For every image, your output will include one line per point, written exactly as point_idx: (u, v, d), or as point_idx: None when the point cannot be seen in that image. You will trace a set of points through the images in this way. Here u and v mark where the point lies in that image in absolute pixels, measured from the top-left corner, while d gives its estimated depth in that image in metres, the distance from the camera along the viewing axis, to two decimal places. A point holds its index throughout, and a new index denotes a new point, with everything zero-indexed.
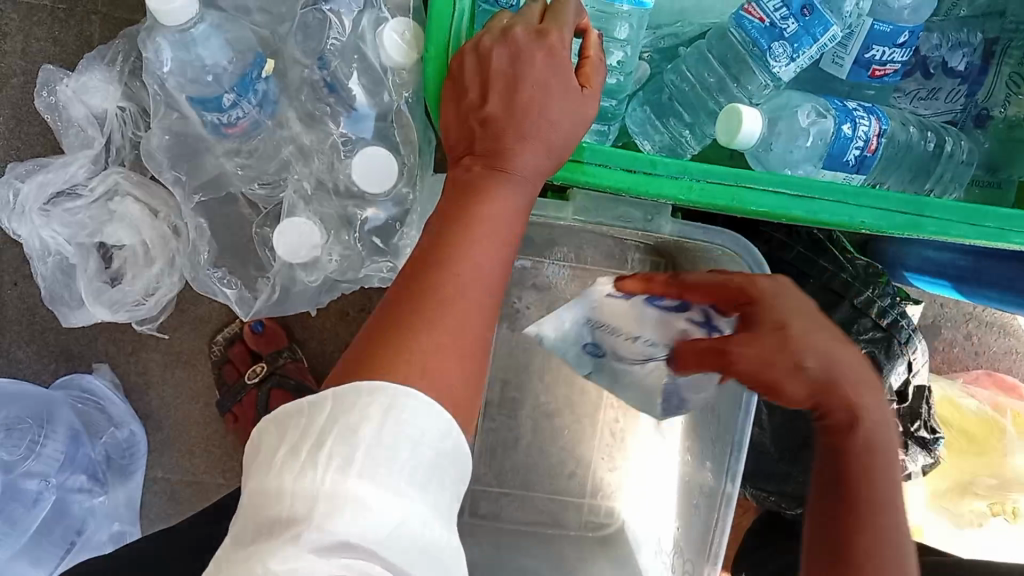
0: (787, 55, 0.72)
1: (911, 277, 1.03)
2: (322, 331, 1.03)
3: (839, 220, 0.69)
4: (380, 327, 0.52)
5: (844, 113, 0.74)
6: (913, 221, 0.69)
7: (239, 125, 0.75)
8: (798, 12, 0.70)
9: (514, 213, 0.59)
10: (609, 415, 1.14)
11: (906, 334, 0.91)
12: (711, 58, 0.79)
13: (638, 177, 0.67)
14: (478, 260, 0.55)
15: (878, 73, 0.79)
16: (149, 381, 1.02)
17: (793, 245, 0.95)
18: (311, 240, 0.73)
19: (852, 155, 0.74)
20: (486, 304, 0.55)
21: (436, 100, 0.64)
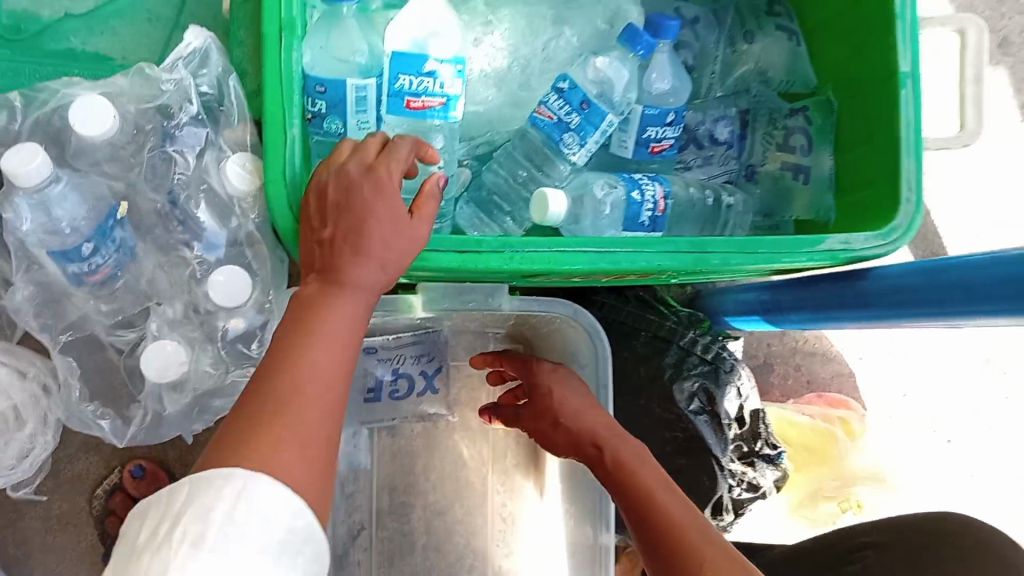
0: (577, 143, 0.89)
1: (731, 320, 1.19)
2: (194, 467, 1.12)
3: (638, 267, 0.81)
4: (234, 433, 0.60)
5: (631, 182, 0.89)
6: (699, 258, 0.82)
7: (99, 271, 0.92)
8: (578, 106, 0.87)
9: (353, 321, 0.67)
10: (496, 500, 1.19)
11: (729, 364, 1.13)
12: (518, 158, 0.96)
13: (466, 255, 0.77)
14: (321, 362, 0.64)
15: (657, 149, 0.95)
16: (30, 550, 1.11)
17: (624, 306, 1.18)
18: (176, 358, 0.94)
19: (644, 216, 0.88)
20: (328, 400, 0.63)
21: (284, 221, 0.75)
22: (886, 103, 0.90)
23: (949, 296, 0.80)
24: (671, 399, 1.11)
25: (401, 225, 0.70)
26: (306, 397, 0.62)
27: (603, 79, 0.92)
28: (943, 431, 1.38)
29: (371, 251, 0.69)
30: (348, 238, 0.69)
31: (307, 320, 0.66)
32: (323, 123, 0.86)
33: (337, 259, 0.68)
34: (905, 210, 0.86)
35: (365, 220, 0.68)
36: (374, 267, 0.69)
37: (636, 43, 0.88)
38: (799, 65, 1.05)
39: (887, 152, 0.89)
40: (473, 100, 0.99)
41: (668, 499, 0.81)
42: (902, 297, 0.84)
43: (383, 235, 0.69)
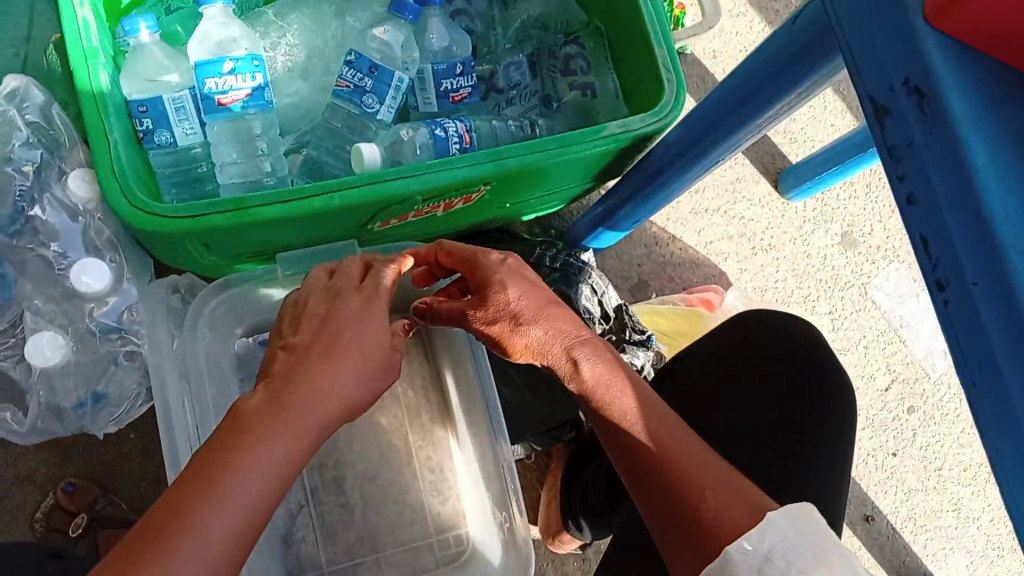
0: (377, 102, 0.99)
1: (591, 242, 1.26)
2: (131, 474, 1.06)
3: (450, 181, 0.94)
4: (195, 483, 0.58)
5: (432, 124, 1.01)
6: (497, 161, 0.95)
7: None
8: (368, 71, 0.98)
9: (327, 418, 0.66)
10: (422, 453, 1.20)
11: (576, 268, 1.12)
12: (336, 128, 1.04)
13: (293, 203, 0.89)
14: (263, 458, 0.61)
15: (457, 97, 1.06)
16: None
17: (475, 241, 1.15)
18: (55, 342, 0.83)
19: (454, 149, 1.00)
20: (259, 506, 0.59)
21: (131, 213, 0.84)
22: (631, 13, 1.05)
23: (698, 134, 0.90)
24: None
25: (376, 359, 0.71)
26: (240, 501, 0.58)
27: (383, 44, 1.02)
28: (812, 301, 1.45)
29: (361, 350, 0.70)
30: (333, 337, 0.70)
31: (278, 400, 0.64)
32: (155, 139, 0.95)
33: (326, 356, 0.68)
34: (669, 90, 0.99)
35: (353, 327, 0.71)
36: (355, 375, 0.69)
37: (405, 8, 0.98)
38: (568, 4, 1.16)
39: (642, 49, 1.04)
40: (287, 91, 1.05)
41: (679, 440, 0.70)
42: (675, 156, 0.97)
43: (367, 337, 0.71)
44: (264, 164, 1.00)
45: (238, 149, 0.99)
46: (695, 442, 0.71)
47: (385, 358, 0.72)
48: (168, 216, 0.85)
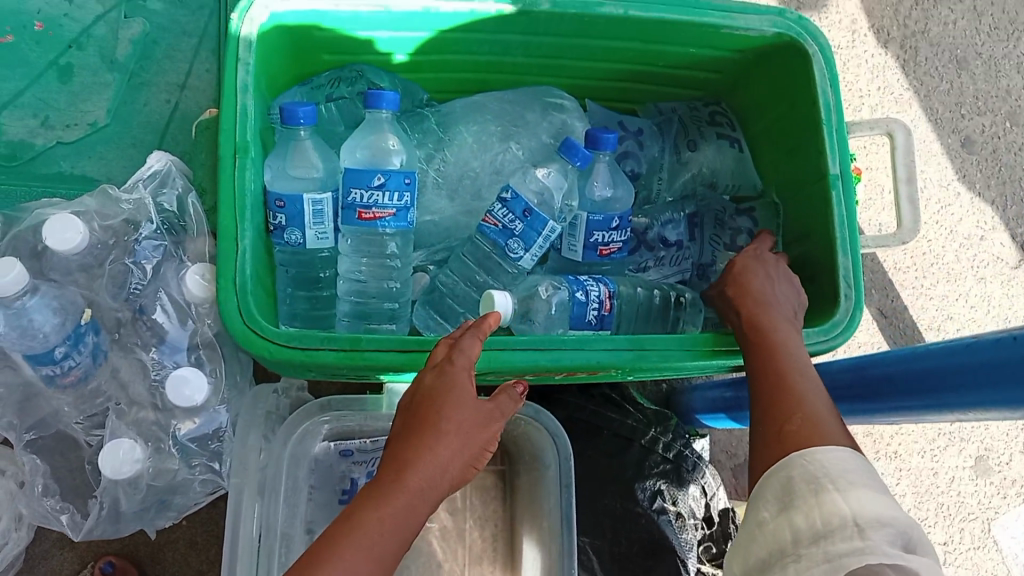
0: (522, 248, 0.89)
1: (703, 418, 1.15)
2: (174, 563, 1.02)
3: (581, 363, 0.85)
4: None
5: (576, 283, 0.90)
6: (638, 353, 0.86)
7: (72, 373, 0.79)
8: (521, 215, 0.88)
9: (424, 500, 0.63)
10: None
11: (692, 462, 1.02)
12: (467, 259, 0.97)
13: (410, 354, 0.81)
14: (384, 512, 0.61)
15: (606, 251, 0.95)
16: None
17: (585, 404, 1.04)
18: (133, 454, 0.77)
19: (592, 315, 0.90)
20: (388, 547, 0.60)
21: (239, 333, 0.78)
22: (818, 208, 0.93)
23: (881, 389, 0.78)
24: (634, 498, 0.99)
25: (474, 434, 0.66)
26: (360, 551, 0.59)
27: (543, 187, 0.93)
28: (928, 526, 1.30)
29: (456, 429, 0.65)
30: (424, 425, 0.65)
31: (374, 497, 0.61)
32: (284, 236, 0.87)
33: (417, 447, 0.64)
34: (844, 308, 0.87)
35: (449, 405, 0.65)
36: (452, 453, 0.64)
37: (574, 154, 0.89)
38: (745, 167, 1.05)
39: (823, 252, 0.92)
40: (429, 208, 0.97)
41: (808, 374, 0.72)
42: (838, 394, 0.84)
43: (465, 415, 0.66)
44: (388, 285, 0.94)
45: (366, 264, 0.93)
46: (833, 415, 0.68)
47: (482, 428, 0.67)
48: (281, 345, 0.79)
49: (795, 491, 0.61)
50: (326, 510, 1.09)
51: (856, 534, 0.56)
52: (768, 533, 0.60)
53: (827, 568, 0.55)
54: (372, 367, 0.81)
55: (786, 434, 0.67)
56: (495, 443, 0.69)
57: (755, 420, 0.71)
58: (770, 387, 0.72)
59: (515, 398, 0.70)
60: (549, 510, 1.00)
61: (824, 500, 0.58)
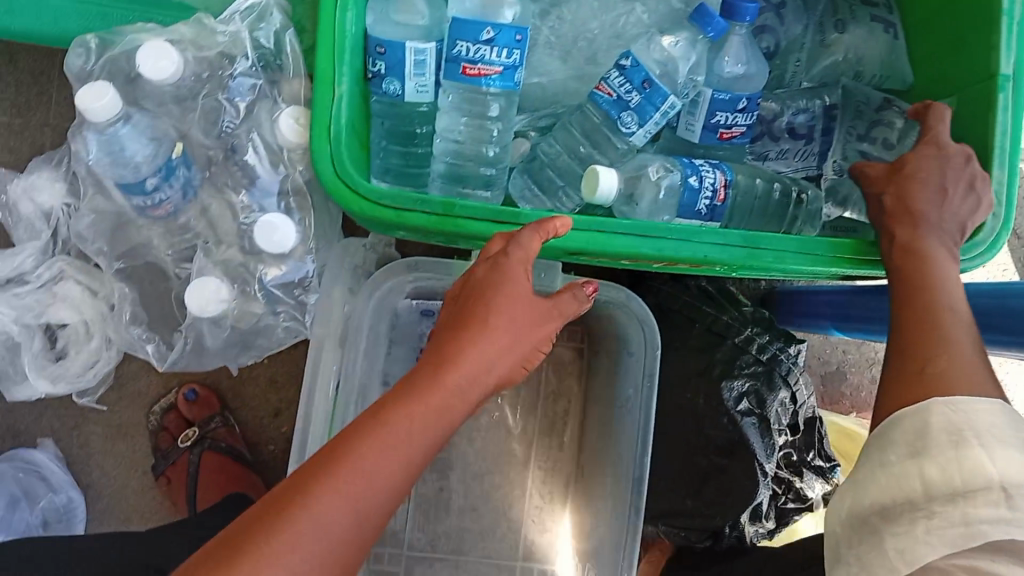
0: (636, 122, 0.83)
1: (800, 322, 1.09)
2: (253, 399, 1.04)
3: (688, 254, 0.79)
4: (308, 469, 0.54)
5: (690, 167, 0.84)
6: (752, 252, 0.79)
7: (163, 207, 0.79)
8: (639, 86, 0.81)
9: (462, 400, 0.62)
10: (538, 476, 1.17)
11: (786, 367, 0.97)
12: (574, 129, 0.89)
13: (507, 225, 0.77)
14: (427, 401, 0.60)
15: (726, 136, 0.88)
16: (91, 453, 1.03)
17: (680, 296, 1.02)
18: (220, 294, 0.77)
19: (703, 204, 0.84)
20: (426, 436, 0.59)
21: (331, 186, 0.75)
22: (978, 111, 0.82)
23: None
24: (719, 397, 0.95)
25: (522, 333, 0.66)
26: (403, 436, 0.58)
27: (668, 57, 0.84)
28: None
29: (504, 323, 0.65)
30: (471, 320, 0.65)
31: (410, 391, 0.60)
32: (382, 84, 0.82)
33: (462, 342, 0.63)
34: (989, 228, 0.79)
35: (500, 301, 0.65)
36: (497, 349, 0.64)
37: (706, 23, 0.79)
38: (897, 58, 0.93)
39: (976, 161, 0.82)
40: (537, 69, 0.90)
41: (960, 320, 0.65)
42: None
43: (512, 312, 0.66)
44: (486, 150, 0.88)
45: (465, 124, 0.87)
46: (986, 371, 0.62)
47: (529, 328, 0.67)
48: (373, 203, 0.75)
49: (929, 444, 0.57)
50: (404, 366, 1.12)
51: (1000, 500, 0.52)
52: (889, 473, 0.57)
53: (964, 532, 0.51)
54: (464, 234, 0.78)
55: (925, 384, 0.61)
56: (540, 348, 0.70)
57: (891, 368, 0.65)
58: (915, 331, 0.65)
59: (578, 300, 0.73)
60: (628, 393, 0.98)
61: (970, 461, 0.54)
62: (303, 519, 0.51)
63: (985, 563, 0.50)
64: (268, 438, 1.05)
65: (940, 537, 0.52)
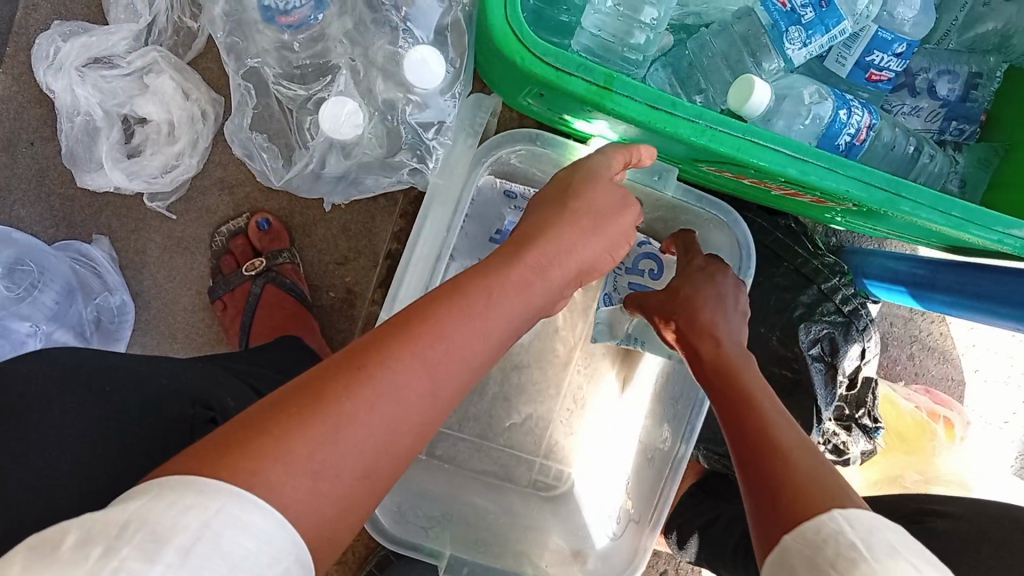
0: (801, 40, 0.80)
1: (869, 283, 1.08)
2: (321, 241, 1.01)
3: (824, 184, 0.77)
4: (382, 332, 0.52)
5: (842, 99, 0.82)
6: (889, 198, 0.77)
7: (294, 15, 0.72)
8: (816, 3, 0.79)
9: (546, 279, 0.62)
10: (574, 380, 1.17)
11: (864, 322, 0.96)
12: (734, 34, 0.85)
13: (658, 114, 0.74)
14: (514, 277, 0.59)
15: (874, 78, 0.87)
16: (146, 261, 0.99)
17: (773, 232, 0.99)
18: (355, 119, 0.73)
19: (842, 141, 0.83)
20: (511, 315, 0.58)
21: (499, 36, 0.72)
22: None
23: None
24: (795, 337, 0.95)
25: (607, 219, 0.69)
26: (491, 309, 0.56)
27: None
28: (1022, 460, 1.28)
29: (585, 217, 0.67)
30: (554, 210, 0.67)
31: (490, 267, 0.59)
32: None
33: (542, 228, 0.65)
34: None
35: (581, 195, 0.68)
36: (580, 230, 0.66)
37: None
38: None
39: None
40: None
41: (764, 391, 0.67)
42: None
43: (593, 205, 0.68)
44: (637, 34, 0.84)
45: (622, 2, 0.83)
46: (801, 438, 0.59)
47: (615, 222, 0.70)
48: (535, 58, 0.72)
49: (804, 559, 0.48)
50: (471, 243, 1.08)
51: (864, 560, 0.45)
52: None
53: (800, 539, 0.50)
54: (614, 112, 0.75)
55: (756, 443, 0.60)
56: (623, 241, 0.71)
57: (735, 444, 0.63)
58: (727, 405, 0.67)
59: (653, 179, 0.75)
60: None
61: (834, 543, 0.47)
62: (383, 376, 0.49)
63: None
64: (328, 284, 1.02)
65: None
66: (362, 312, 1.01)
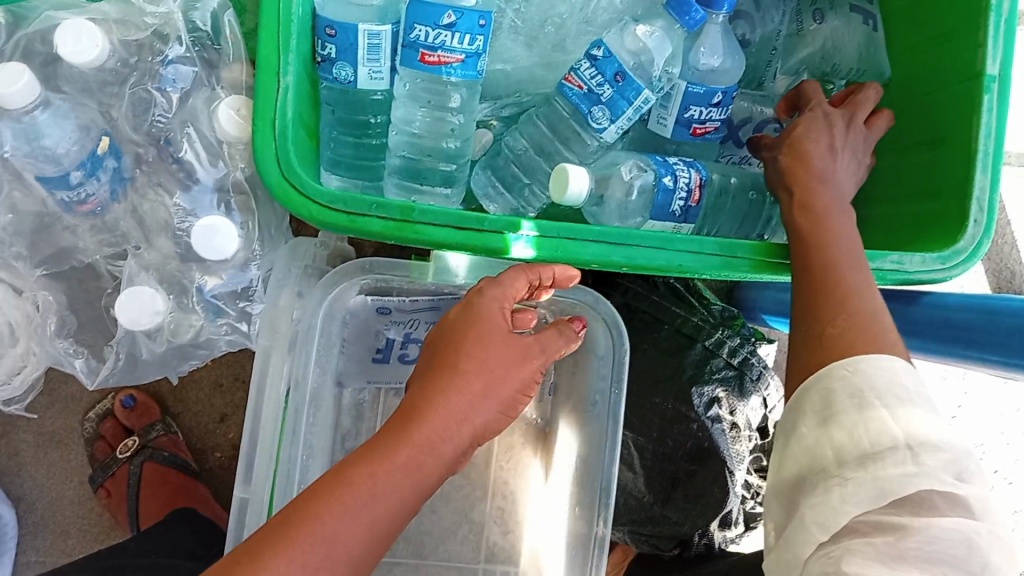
0: (607, 118, 0.77)
1: (768, 319, 1.04)
2: (197, 403, 0.98)
3: (657, 264, 0.74)
4: (258, 539, 0.52)
5: (664, 166, 0.78)
6: (726, 262, 0.74)
7: (92, 202, 0.71)
8: (612, 78, 0.75)
9: (435, 459, 0.57)
10: (499, 477, 1.12)
11: (757, 371, 0.93)
12: (541, 122, 0.84)
13: (468, 233, 0.72)
14: (399, 460, 0.56)
15: (700, 131, 0.83)
16: (22, 463, 0.96)
17: (648, 295, 0.96)
18: (153, 306, 0.70)
19: (676, 206, 0.78)
20: (399, 500, 0.55)
21: (282, 194, 0.69)
22: (958, 112, 0.77)
23: (997, 342, 0.71)
24: (688, 402, 0.91)
25: (502, 383, 0.61)
26: (373, 496, 0.54)
27: (642, 47, 0.78)
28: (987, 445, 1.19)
29: (473, 377, 0.60)
30: (440, 370, 0.61)
31: (375, 446, 0.57)
32: (332, 70, 0.76)
33: (425, 386, 0.60)
34: (969, 234, 0.74)
35: (473, 350, 0.61)
36: (469, 398, 0.59)
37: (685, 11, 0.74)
38: (875, 51, 0.87)
39: (954, 167, 0.77)
40: (501, 54, 0.83)
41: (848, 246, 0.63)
42: (953, 335, 0.74)
43: (484, 365, 0.60)
44: (446, 142, 0.83)
45: (423, 114, 0.81)
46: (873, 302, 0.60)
47: (513, 371, 0.62)
48: (322, 208, 0.69)
49: (840, 401, 0.54)
50: (358, 364, 1.05)
51: (909, 460, 0.50)
52: (802, 446, 0.55)
53: (875, 491, 0.50)
54: (423, 242, 0.72)
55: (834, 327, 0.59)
56: (527, 392, 0.63)
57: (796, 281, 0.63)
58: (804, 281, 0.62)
59: (570, 339, 0.67)
60: (594, 401, 0.93)
61: (876, 418, 0.52)
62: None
63: (906, 521, 0.49)
64: (212, 444, 0.98)
65: (859, 504, 0.50)
66: None
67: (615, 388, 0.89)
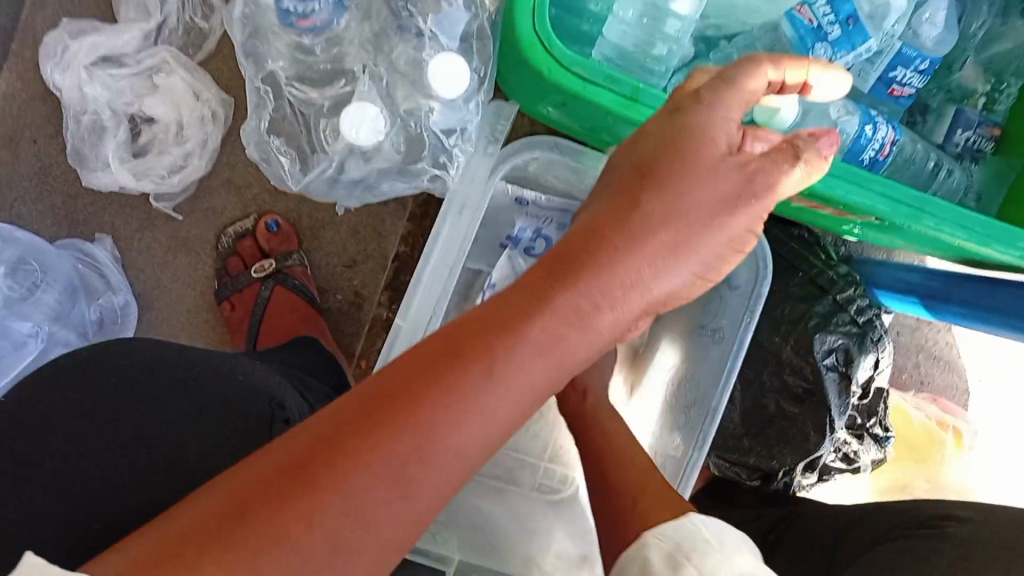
0: (827, 56, 0.82)
1: (879, 294, 1.07)
2: (330, 243, 0.99)
3: (849, 197, 0.76)
4: (340, 426, 0.38)
5: (868, 115, 0.82)
6: (913, 213, 0.77)
7: (311, 18, 0.70)
8: (844, 20, 0.80)
9: (603, 322, 0.44)
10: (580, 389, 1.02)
11: (878, 333, 0.95)
12: (758, 48, 0.87)
13: None
14: (559, 330, 0.43)
15: (895, 93, 0.88)
16: (150, 262, 0.97)
17: (786, 242, 0.99)
18: (375, 123, 0.72)
19: (867, 155, 0.83)
20: (554, 368, 0.43)
21: (526, 46, 0.71)
22: None
23: None
24: (810, 346, 0.93)
25: (701, 228, 0.47)
26: (523, 366, 0.41)
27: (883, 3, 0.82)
28: None
29: (666, 226, 0.47)
30: (621, 202, 0.48)
31: (524, 291, 0.44)
32: None
33: (604, 224, 0.47)
34: None
35: (663, 180, 0.47)
36: (657, 249, 0.46)
37: None
38: None
39: None
40: None
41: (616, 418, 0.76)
42: None
43: (695, 205, 0.47)
44: (660, 45, 0.84)
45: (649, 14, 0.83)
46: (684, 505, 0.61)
47: (708, 218, 0.47)
48: (561, 68, 0.71)
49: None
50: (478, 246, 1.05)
51: None
52: None
53: None
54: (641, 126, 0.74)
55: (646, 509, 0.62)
56: (730, 252, 0.49)
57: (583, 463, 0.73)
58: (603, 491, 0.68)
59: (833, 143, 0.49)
60: (721, 325, 0.95)
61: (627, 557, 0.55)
62: (341, 499, 0.36)
63: None
64: (335, 286, 1.00)
65: None
66: (369, 316, 1.00)
67: (746, 320, 0.91)
